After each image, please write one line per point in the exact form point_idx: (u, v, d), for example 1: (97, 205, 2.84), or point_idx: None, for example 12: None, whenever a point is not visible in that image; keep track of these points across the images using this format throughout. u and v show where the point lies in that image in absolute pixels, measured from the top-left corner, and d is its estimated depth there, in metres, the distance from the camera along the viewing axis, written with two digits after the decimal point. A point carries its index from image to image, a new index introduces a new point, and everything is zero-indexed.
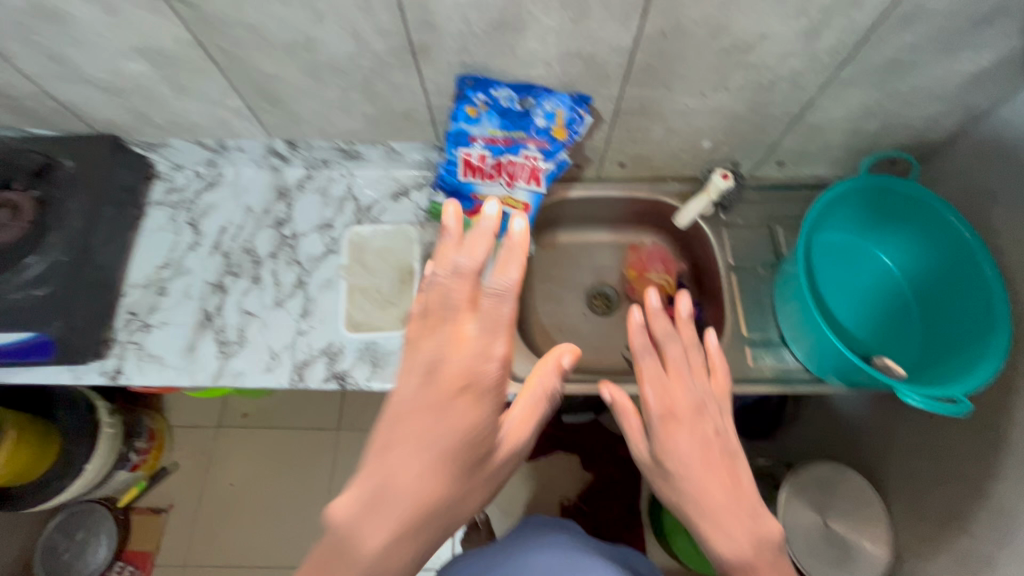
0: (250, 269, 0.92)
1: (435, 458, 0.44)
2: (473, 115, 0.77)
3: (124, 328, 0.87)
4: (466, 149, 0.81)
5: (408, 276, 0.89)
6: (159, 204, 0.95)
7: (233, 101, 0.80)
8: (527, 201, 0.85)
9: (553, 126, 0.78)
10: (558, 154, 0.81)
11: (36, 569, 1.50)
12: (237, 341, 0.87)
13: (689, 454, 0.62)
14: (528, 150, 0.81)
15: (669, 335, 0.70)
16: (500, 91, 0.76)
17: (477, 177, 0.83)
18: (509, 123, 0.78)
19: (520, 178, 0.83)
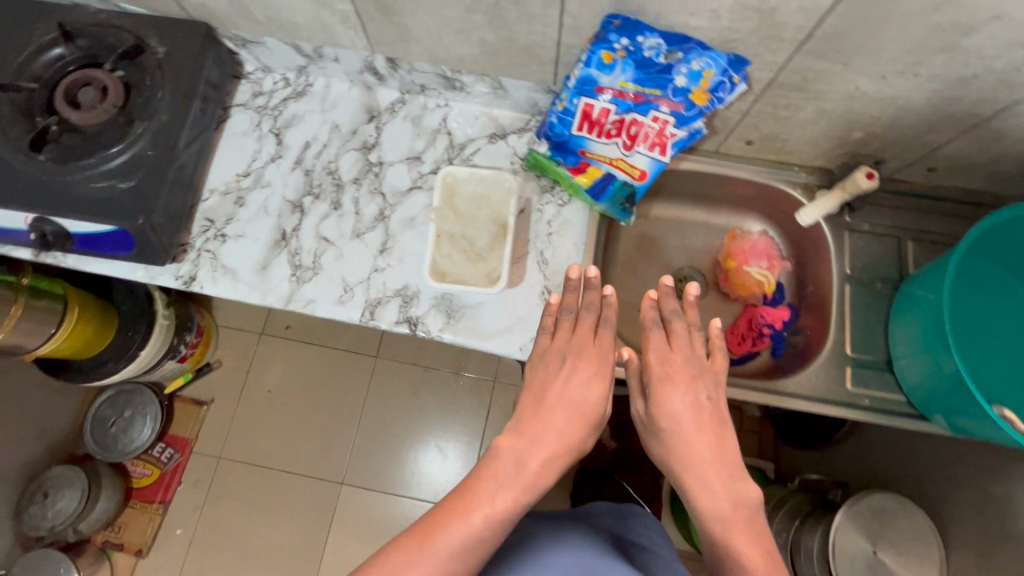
0: (330, 193, 0.87)
1: (596, 370, 0.69)
2: (607, 62, 0.67)
3: (199, 235, 0.84)
4: (589, 99, 0.72)
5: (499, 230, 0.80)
6: (243, 107, 0.90)
7: (343, 5, 0.71)
8: (645, 168, 0.76)
9: (694, 88, 0.67)
10: (693, 121, 0.71)
11: (87, 435, 1.59)
12: (311, 267, 0.83)
13: (682, 412, 0.64)
14: (659, 113, 0.70)
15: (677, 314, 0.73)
16: (647, 39, 0.65)
17: (593, 133, 0.75)
18: (645, 76, 0.68)
19: (642, 142, 0.74)
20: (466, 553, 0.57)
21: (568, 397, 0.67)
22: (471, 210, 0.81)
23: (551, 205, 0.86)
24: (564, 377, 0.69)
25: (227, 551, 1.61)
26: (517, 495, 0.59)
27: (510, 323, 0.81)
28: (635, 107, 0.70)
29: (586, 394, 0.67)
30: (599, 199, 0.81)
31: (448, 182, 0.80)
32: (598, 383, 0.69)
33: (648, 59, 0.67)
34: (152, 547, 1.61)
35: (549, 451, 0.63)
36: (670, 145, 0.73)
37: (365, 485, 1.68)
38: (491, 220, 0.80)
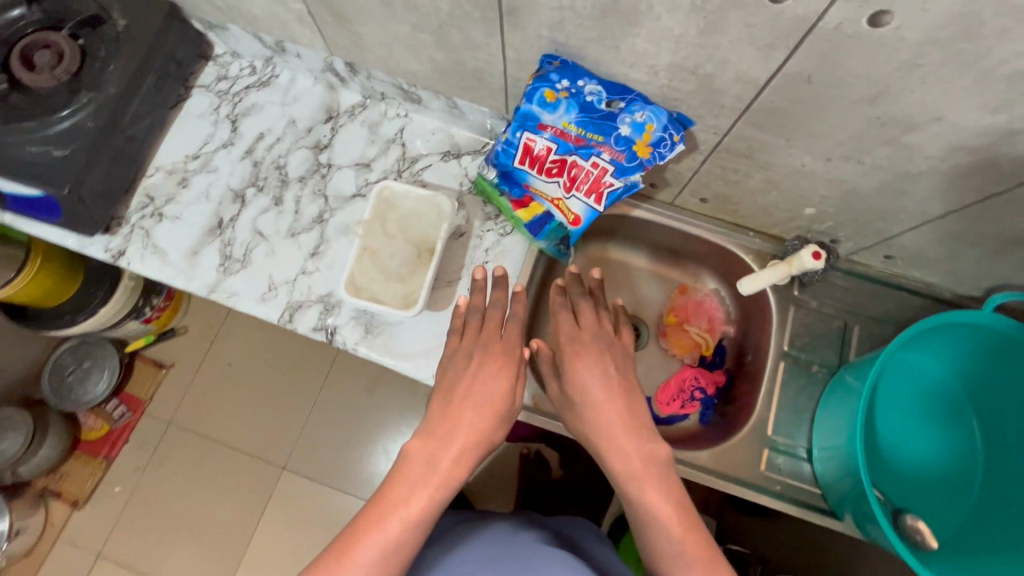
0: (274, 187, 0.86)
1: (504, 361, 0.69)
2: (550, 100, 0.64)
3: (137, 211, 0.84)
4: (531, 135, 0.67)
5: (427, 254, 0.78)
6: (205, 89, 0.89)
7: (297, 4, 0.70)
8: (579, 214, 0.72)
9: (636, 140, 0.64)
10: (632, 174, 0.67)
11: (44, 380, 1.61)
12: (240, 260, 0.83)
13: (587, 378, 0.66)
14: (599, 159, 0.67)
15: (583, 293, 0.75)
16: (589, 84, 0.63)
17: (533, 169, 0.70)
18: (588, 119, 0.65)
19: (581, 187, 0.70)
20: (387, 559, 0.55)
21: (477, 387, 0.66)
22: (399, 229, 0.78)
23: (492, 233, 0.84)
24: (478, 366, 0.68)
25: (160, 518, 1.62)
26: (434, 493, 0.58)
27: (425, 348, 0.79)
28: (576, 149, 0.67)
29: (495, 381, 0.67)
30: (536, 234, 0.79)
31: (384, 197, 0.79)
32: (505, 378, 0.68)
33: (590, 104, 0.64)
34: (89, 501, 1.62)
35: (460, 446, 0.62)
36: (609, 194, 0.70)
37: (306, 474, 1.67)
38: (420, 242, 0.78)
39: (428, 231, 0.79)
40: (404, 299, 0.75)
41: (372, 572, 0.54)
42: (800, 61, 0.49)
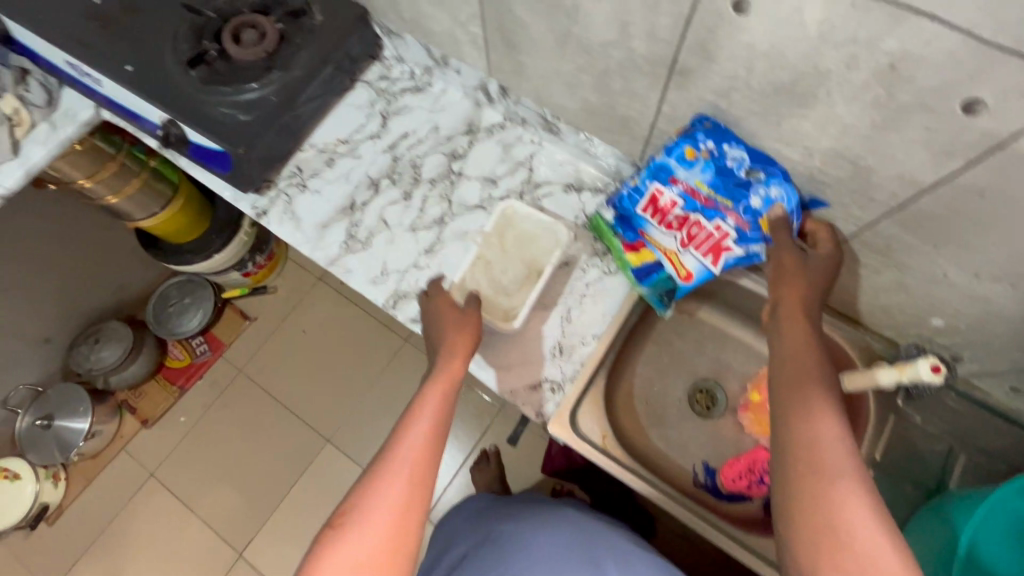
0: (406, 183, 0.93)
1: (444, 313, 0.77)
2: (689, 157, 0.67)
3: (286, 178, 0.93)
4: (660, 186, 0.71)
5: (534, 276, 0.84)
6: (368, 84, 0.99)
7: (476, 29, 0.77)
8: (691, 271, 0.72)
9: (764, 214, 0.66)
10: (753, 244, 0.68)
11: (149, 305, 1.78)
12: (362, 241, 0.90)
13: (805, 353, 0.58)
14: (724, 224, 0.68)
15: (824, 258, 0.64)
16: (733, 149, 0.64)
17: (655, 219, 0.72)
18: (723, 183, 0.67)
19: (698, 246, 0.71)
20: (408, 501, 0.56)
21: (446, 341, 0.73)
22: (508, 248, 0.86)
23: (596, 269, 0.86)
24: (446, 325, 0.75)
25: (212, 456, 1.74)
26: (424, 436, 0.61)
27: (509, 363, 0.82)
28: (703, 208, 0.68)
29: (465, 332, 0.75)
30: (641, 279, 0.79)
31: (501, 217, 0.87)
32: (449, 309, 0.77)
33: (728, 168, 0.66)
34: (158, 422, 1.77)
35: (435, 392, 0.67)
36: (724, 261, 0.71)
37: (347, 452, 1.73)
38: (530, 263, 0.85)
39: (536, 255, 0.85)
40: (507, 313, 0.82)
41: (396, 509, 0.55)
42: (976, 174, 0.48)
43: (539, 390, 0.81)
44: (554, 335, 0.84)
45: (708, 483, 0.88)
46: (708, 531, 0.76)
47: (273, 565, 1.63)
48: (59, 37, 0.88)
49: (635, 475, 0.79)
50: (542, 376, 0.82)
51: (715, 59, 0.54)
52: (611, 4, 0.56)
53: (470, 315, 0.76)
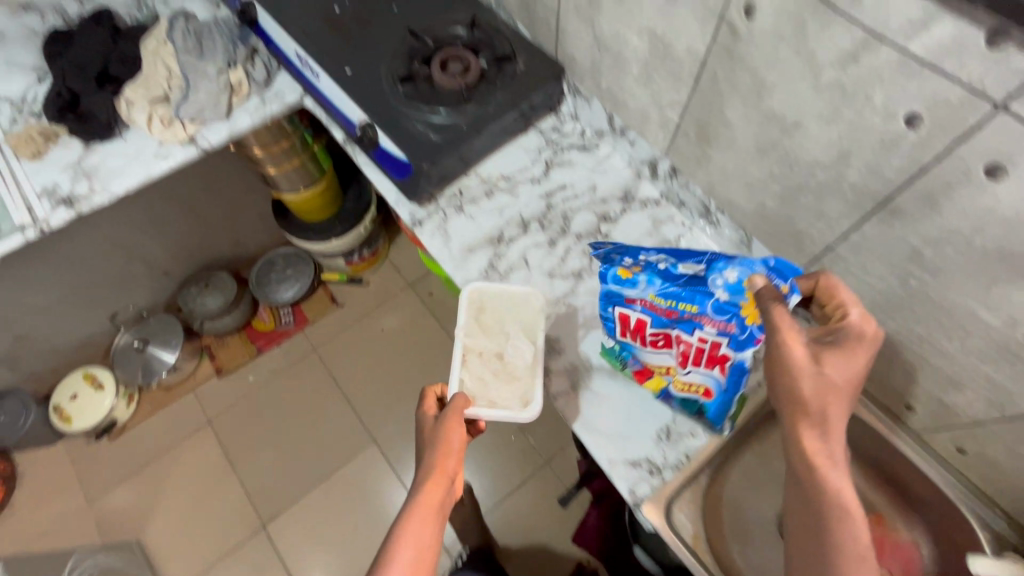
0: (553, 230, 0.97)
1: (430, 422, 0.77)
2: (626, 277, 0.75)
3: (446, 197, 1.00)
4: (622, 308, 0.77)
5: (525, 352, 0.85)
6: (540, 132, 1.05)
7: (673, 114, 0.81)
8: (705, 386, 0.78)
9: (739, 302, 0.70)
10: (744, 343, 0.71)
11: (256, 266, 1.92)
12: (500, 274, 0.94)
13: (834, 498, 0.55)
14: (704, 333, 0.73)
15: (844, 337, 0.62)
16: (654, 256, 0.77)
17: (637, 340, 0.79)
18: (673, 289, 0.73)
19: (694, 359, 0.77)
20: None
21: (427, 459, 0.73)
22: (499, 327, 0.87)
23: None
24: (432, 438, 0.75)
25: (267, 422, 1.80)
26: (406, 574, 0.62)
27: (613, 432, 0.83)
28: (672, 321, 0.74)
29: (448, 444, 0.74)
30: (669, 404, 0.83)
31: (478, 299, 0.89)
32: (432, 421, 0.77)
33: (667, 270, 0.75)
34: (230, 373, 1.86)
35: (418, 516, 0.67)
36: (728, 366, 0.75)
37: (389, 458, 1.75)
38: (521, 333, 0.86)
39: (526, 330, 0.87)
40: (521, 397, 0.81)
41: None
42: None
43: (637, 468, 0.81)
44: (664, 417, 0.84)
45: None
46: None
47: (292, 546, 1.65)
48: (297, 32, 1.02)
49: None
50: (642, 455, 0.82)
51: (941, 209, 0.54)
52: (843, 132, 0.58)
53: (455, 417, 0.75)
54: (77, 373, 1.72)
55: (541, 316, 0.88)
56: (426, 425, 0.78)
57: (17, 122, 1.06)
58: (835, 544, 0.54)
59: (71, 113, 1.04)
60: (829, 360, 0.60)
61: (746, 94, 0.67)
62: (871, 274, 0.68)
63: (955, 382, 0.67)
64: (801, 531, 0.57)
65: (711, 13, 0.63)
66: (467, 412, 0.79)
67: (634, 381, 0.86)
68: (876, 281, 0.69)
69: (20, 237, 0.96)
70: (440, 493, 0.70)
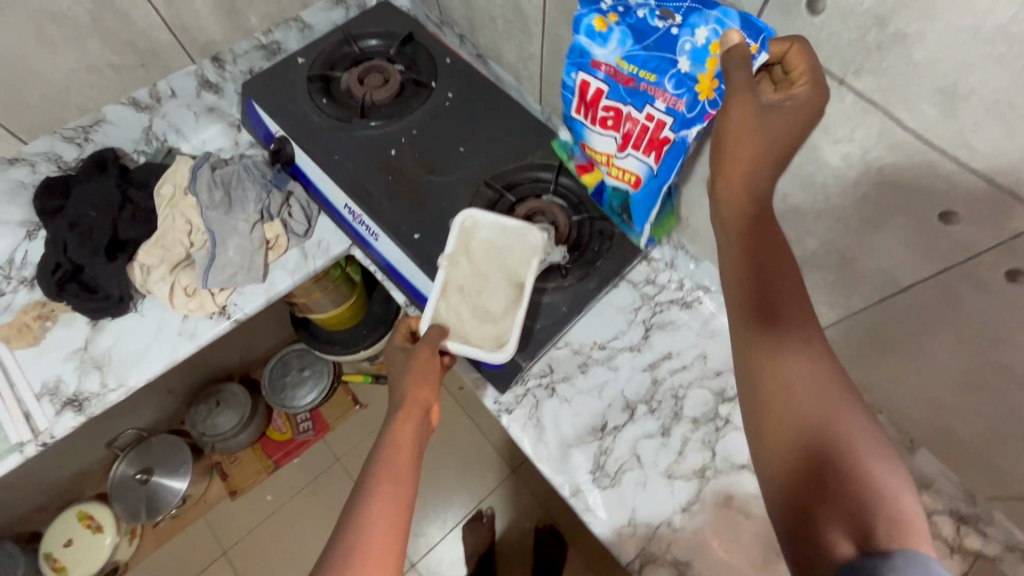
0: (665, 413, 0.83)
1: (401, 353, 0.74)
2: (601, 30, 0.59)
3: (535, 376, 0.85)
4: (586, 75, 0.62)
5: (516, 291, 0.76)
6: (632, 284, 0.91)
7: (828, 314, 0.68)
8: (637, 175, 0.68)
9: (698, 75, 0.55)
10: (689, 121, 0.59)
11: (269, 368, 1.71)
12: (610, 475, 0.80)
13: (776, 249, 0.48)
14: (653, 108, 0.60)
15: (797, 105, 0.46)
16: (641, 1, 0.56)
17: (590, 121, 0.66)
18: (640, 53, 0.58)
19: (637, 143, 0.64)
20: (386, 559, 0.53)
21: (402, 393, 0.69)
22: (495, 264, 0.77)
23: None
24: (403, 374, 0.71)
25: (289, 551, 1.62)
26: (387, 495, 0.58)
27: None
28: (628, 94, 0.60)
29: (422, 374, 0.70)
30: (601, 202, 0.83)
31: (468, 228, 0.79)
32: (401, 354, 0.74)
33: (642, 21, 0.56)
34: (246, 494, 1.68)
35: (398, 447, 0.63)
36: (666, 150, 0.62)
37: None
38: (508, 279, 0.77)
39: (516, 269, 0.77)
40: (494, 339, 0.75)
41: None
42: None
43: None
44: None
45: None
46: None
47: None
48: (349, 184, 0.87)
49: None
50: None
51: None
52: None
53: (428, 349, 0.71)
54: (71, 513, 1.51)
55: (533, 258, 0.76)
56: (396, 360, 0.73)
57: (7, 295, 0.89)
58: (798, 352, 0.46)
59: (75, 284, 0.86)
60: (781, 126, 0.46)
61: (966, 337, 0.54)
62: None
63: None
64: (738, 306, 0.48)
65: (943, 256, 0.50)
66: (446, 346, 0.73)
67: None
68: None
69: (17, 457, 0.78)
70: (413, 426, 0.66)
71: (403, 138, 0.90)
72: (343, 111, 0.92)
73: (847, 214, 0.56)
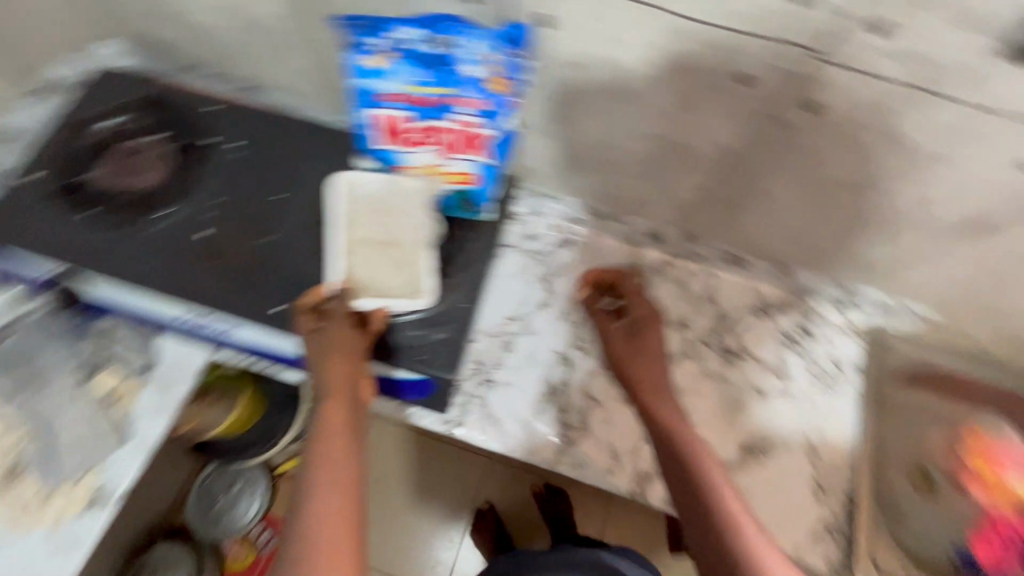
0: (598, 347, 0.86)
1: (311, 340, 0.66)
2: (377, 67, 0.59)
3: (469, 377, 0.83)
4: (378, 110, 0.63)
5: (422, 233, 0.69)
6: (514, 248, 0.91)
7: (689, 194, 0.74)
8: (469, 171, 0.68)
9: (485, 78, 0.58)
10: (500, 116, 0.62)
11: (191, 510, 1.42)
12: (579, 427, 0.81)
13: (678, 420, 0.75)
14: (460, 115, 0.61)
15: (642, 325, 0.84)
16: (403, 31, 0.58)
17: (398, 144, 0.67)
18: (427, 76, 0.59)
19: (456, 147, 0.65)
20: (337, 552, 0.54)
21: (326, 380, 0.65)
22: (382, 217, 0.69)
23: (819, 389, 0.86)
24: (319, 362, 0.66)
25: None
26: (333, 484, 0.58)
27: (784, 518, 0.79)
28: (429, 112, 0.62)
29: (341, 362, 0.65)
30: (444, 207, 0.74)
31: (351, 186, 0.71)
32: (314, 339, 0.66)
33: (416, 53, 0.58)
34: None
35: (341, 437, 0.62)
36: (488, 142, 0.64)
37: None
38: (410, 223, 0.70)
39: (402, 218, 0.69)
40: (409, 286, 0.70)
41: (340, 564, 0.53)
42: None
43: (820, 536, 0.79)
44: (810, 470, 0.82)
45: None
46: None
47: None
48: (172, 288, 0.74)
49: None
50: (816, 521, 0.79)
51: None
52: None
53: (338, 332, 0.66)
54: None
55: (426, 196, 0.69)
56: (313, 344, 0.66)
57: None
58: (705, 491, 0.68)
59: None
60: (655, 342, 0.83)
61: None
62: None
63: None
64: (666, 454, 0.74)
65: None
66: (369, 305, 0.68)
67: (763, 455, 0.82)
68: None
69: None
70: (347, 410, 0.64)
71: (208, 212, 0.77)
72: (118, 212, 0.76)
73: None
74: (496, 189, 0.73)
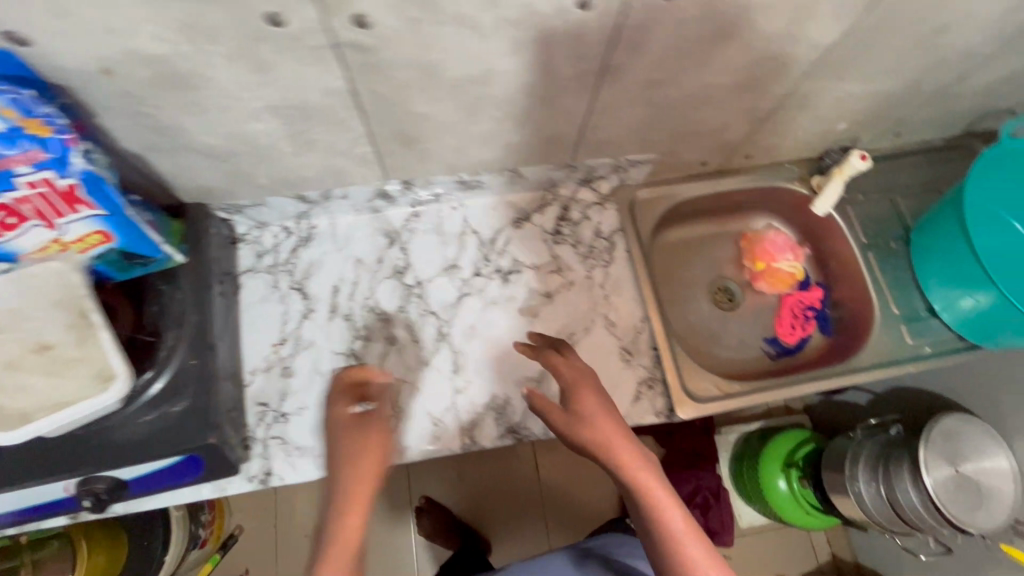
0: (379, 330, 0.82)
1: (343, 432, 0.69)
2: None
3: (258, 423, 0.76)
4: None
5: (80, 320, 0.62)
6: (253, 272, 0.83)
7: (363, 149, 0.68)
8: (96, 230, 0.57)
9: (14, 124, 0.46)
10: (72, 160, 0.51)
11: None
12: (390, 413, 0.78)
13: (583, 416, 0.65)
14: (23, 177, 0.49)
15: (575, 391, 0.67)
16: None
17: None
18: None
19: (57, 213, 0.54)
20: None
21: (354, 451, 0.68)
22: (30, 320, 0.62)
23: (596, 267, 0.88)
24: (354, 446, 0.69)
25: None
26: None
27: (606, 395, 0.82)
28: None
29: (356, 449, 0.68)
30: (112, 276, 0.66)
31: None
32: (350, 425, 0.70)
33: None
34: None
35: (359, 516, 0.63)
36: (89, 195, 0.54)
37: None
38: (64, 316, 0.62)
39: (54, 312, 0.62)
40: (95, 377, 0.61)
41: None
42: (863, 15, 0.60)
43: (643, 395, 0.83)
44: (614, 342, 0.85)
45: (778, 350, 0.98)
46: (844, 379, 0.86)
47: None
48: None
49: (772, 392, 0.84)
50: (636, 384, 0.83)
51: (646, 44, 0.57)
52: (531, 52, 0.55)
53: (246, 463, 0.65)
54: None
55: (62, 281, 0.61)
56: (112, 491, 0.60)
57: None
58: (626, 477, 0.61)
59: None
60: (593, 403, 0.65)
61: (417, 85, 0.58)
62: (625, 116, 0.71)
63: (724, 126, 0.79)
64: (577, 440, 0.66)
65: (320, 48, 0.50)
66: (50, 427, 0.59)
67: None
68: (635, 119, 0.72)
69: None
70: (358, 510, 0.63)
71: None
72: None
73: (238, 76, 0.52)
74: (153, 231, 0.63)
